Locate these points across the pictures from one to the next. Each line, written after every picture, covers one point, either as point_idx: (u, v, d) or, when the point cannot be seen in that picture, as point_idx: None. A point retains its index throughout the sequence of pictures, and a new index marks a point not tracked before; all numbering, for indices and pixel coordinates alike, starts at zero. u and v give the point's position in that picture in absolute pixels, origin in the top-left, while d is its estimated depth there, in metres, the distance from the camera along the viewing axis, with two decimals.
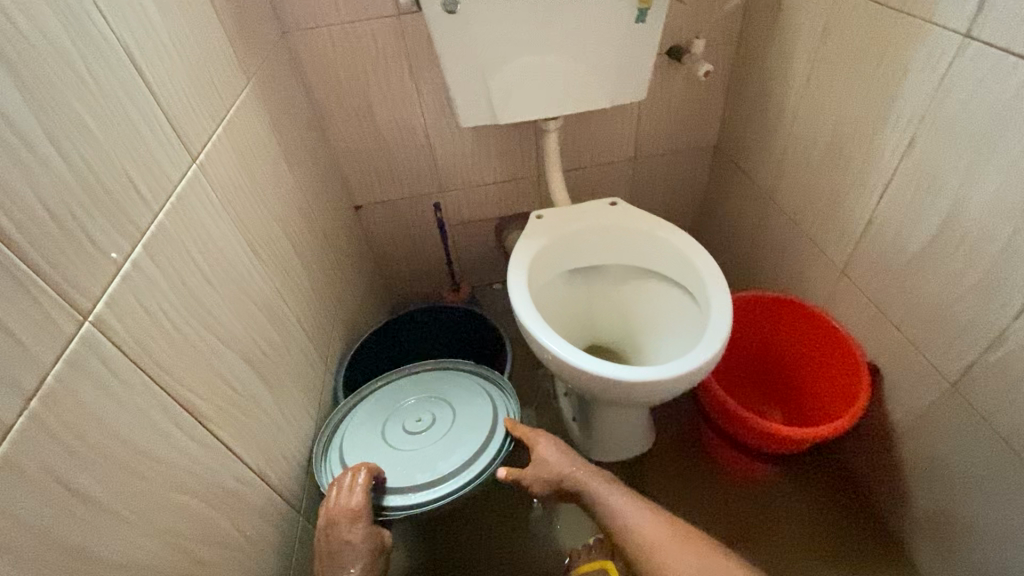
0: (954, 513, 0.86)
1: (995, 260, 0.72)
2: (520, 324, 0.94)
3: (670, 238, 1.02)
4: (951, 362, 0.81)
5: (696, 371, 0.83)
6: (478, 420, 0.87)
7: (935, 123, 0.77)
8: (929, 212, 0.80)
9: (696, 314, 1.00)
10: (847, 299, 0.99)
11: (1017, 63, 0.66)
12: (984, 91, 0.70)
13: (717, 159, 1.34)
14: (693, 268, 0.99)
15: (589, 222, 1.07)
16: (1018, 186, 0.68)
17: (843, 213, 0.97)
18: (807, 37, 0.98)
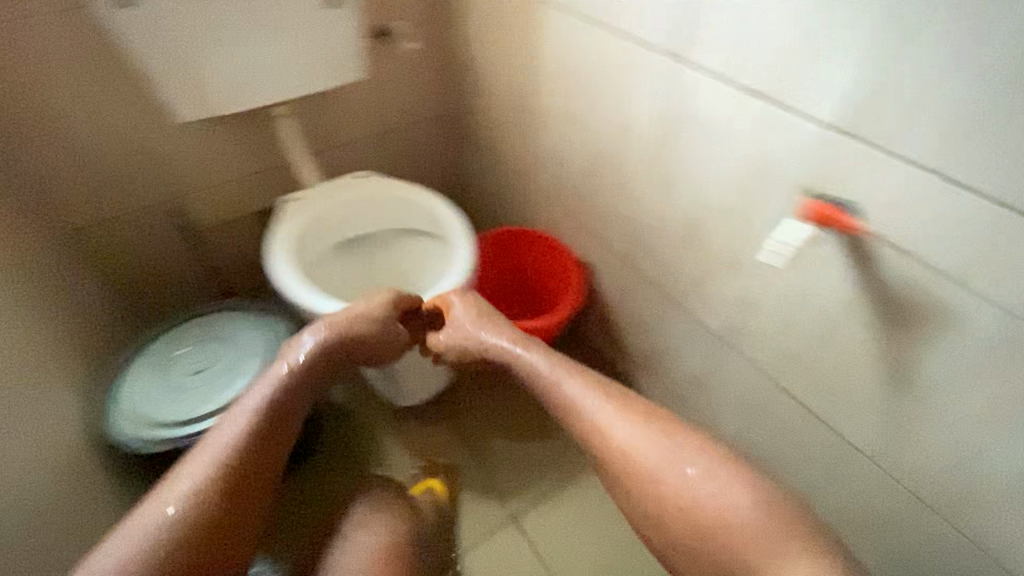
0: (653, 357, 1.17)
1: (625, 171, 1.00)
2: (292, 297, 0.99)
3: (416, 197, 1.16)
4: (625, 249, 1.10)
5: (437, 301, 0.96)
6: (260, 347, 0.97)
7: (567, 78, 1.04)
8: (580, 144, 1.08)
9: (444, 253, 1.16)
10: (565, 222, 1.25)
11: (599, 30, 0.92)
12: (589, 52, 0.96)
13: (456, 129, 1.50)
14: (438, 218, 1.14)
15: (336, 195, 1.15)
16: (622, 116, 0.96)
17: (542, 156, 1.21)
18: (483, 19, 1.19)
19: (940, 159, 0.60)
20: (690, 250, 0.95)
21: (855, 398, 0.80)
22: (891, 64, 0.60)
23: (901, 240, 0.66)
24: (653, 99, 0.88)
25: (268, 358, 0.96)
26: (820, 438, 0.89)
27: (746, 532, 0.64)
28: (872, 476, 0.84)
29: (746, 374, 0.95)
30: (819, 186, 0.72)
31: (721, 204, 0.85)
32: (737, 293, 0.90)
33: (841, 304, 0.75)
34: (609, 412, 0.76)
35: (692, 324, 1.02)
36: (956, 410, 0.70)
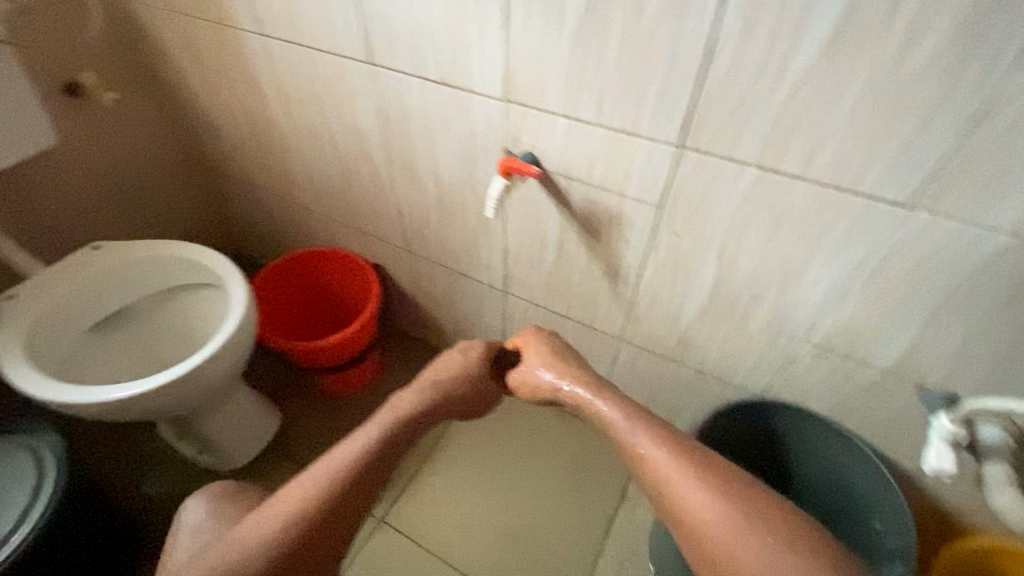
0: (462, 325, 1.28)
1: (370, 170, 1.07)
2: (45, 399, 0.88)
3: (169, 250, 1.09)
4: (399, 241, 1.17)
5: (218, 353, 0.96)
6: (25, 469, 0.87)
7: (287, 97, 1.07)
8: (325, 155, 1.11)
9: (219, 299, 1.12)
10: (340, 232, 1.26)
11: (296, 48, 0.96)
12: (297, 69, 1.00)
13: (201, 170, 1.42)
14: (201, 264, 1.09)
15: (63, 277, 1.02)
16: (347, 121, 1.01)
17: (295, 175, 1.22)
18: (182, 54, 1.14)
19: (564, 105, 0.74)
20: (449, 223, 1.05)
21: (603, 303, 0.98)
22: (501, 40, 0.73)
23: (572, 171, 0.81)
24: (366, 101, 0.95)
25: (42, 474, 0.87)
26: (599, 340, 1.07)
27: (737, 538, 0.48)
28: (637, 355, 1.03)
29: (531, 311, 1.11)
30: (509, 143, 0.83)
31: (454, 178, 0.95)
32: (499, 247, 1.03)
33: (567, 231, 0.91)
34: (673, 467, 0.54)
35: (477, 285, 1.14)
36: (655, 285, 0.89)
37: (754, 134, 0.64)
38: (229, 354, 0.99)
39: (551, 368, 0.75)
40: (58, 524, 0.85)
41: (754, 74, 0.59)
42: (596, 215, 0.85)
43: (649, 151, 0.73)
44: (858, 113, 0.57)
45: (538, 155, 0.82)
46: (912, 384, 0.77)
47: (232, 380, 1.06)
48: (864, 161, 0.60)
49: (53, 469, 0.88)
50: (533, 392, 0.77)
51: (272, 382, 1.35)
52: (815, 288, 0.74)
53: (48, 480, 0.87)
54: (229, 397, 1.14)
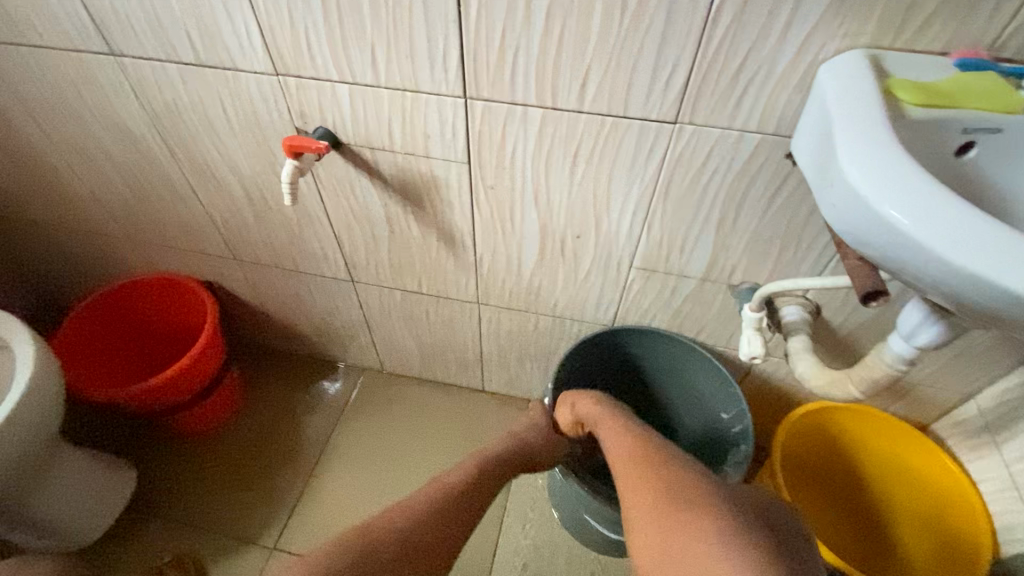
0: (323, 326, 1.21)
1: (163, 179, 0.94)
2: None
3: None
4: (226, 250, 1.06)
5: (4, 430, 0.81)
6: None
7: (31, 110, 0.89)
8: (104, 171, 0.96)
9: (7, 360, 0.94)
10: (155, 255, 1.12)
11: (17, 49, 0.80)
12: (29, 75, 0.84)
13: None
14: None
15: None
16: (114, 127, 0.87)
17: (77, 200, 1.04)
18: None
19: (337, 72, 0.69)
20: (270, 220, 0.97)
21: (450, 271, 0.97)
22: (248, 9, 0.65)
23: (372, 141, 0.77)
24: (125, 100, 0.82)
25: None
26: (458, 309, 1.06)
27: (673, 541, 0.49)
28: (497, 315, 1.04)
29: (386, 294, 1.07)
30: (298, 122, 0.77)
31: (257, 171, 0.87)
32: (330, 236, 0.97)
33: (392, 207, 0.87)
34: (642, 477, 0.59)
35: (324, 280, 1.07)
36: (489, 243, 0.89)
37: (525, 73, 0.63)
38: (21, 428, 0.84)
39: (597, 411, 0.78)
40: None
41: (506, 11, 0.58)
42: (412, 184, 0.82)
43: (436, 108, 0.70)
44: (608, 37, 0.59)
45: (331, 129, 0.77)
46: (724, 284, 0.84)
47: (44, 447, 0.91)
48: (626, 84, 0.62)
49: None
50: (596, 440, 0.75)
51: (115, 440, 1.18)
52: (624, 215, 0.77)
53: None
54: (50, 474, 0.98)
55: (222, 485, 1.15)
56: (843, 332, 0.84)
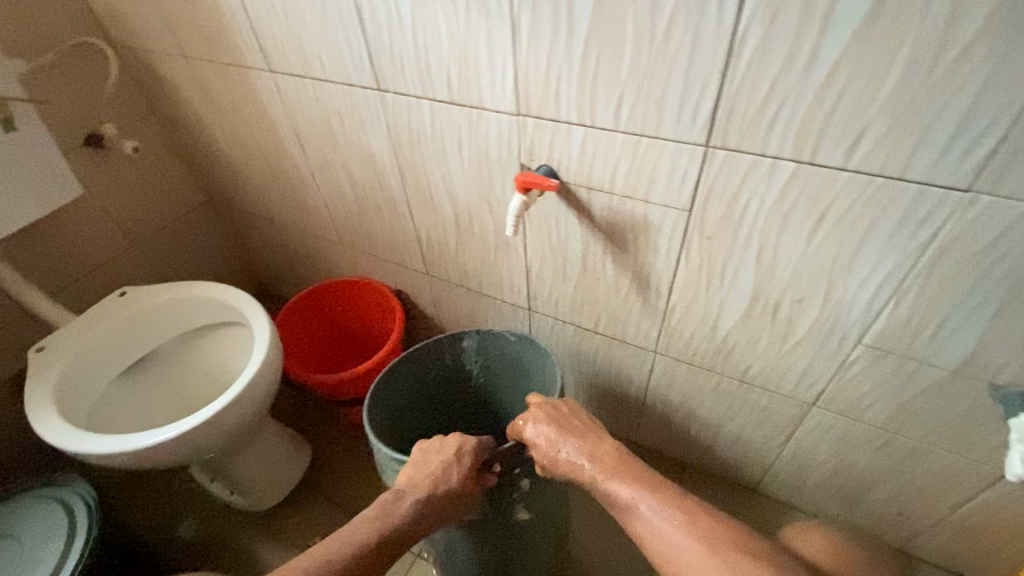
0: None
1: (386, 196, 1.06)
2: (73, 452, 0.87)
3: (193, 290, 1.09)
4: (420, 264, 1.15)
5: (236, 400, 0.94)
6: (55, 513, 0.89)
7: (299, 131, 1.07)
8: (340, 186, 1.11)
9: (246, 337, 1.11)
10: (361, 260, 1.26)
11: (304, 83, 0.96)
12: (306, 104, 1.00)
13: (222, 211, 1.44)
14: (224, 302, 1.08)
15: (85, 330, 1.02)
16: (359, 151, 1.01)
17: (311, 208, 1.22)
18: (195, 99, 1.16)
19: (577, 114, 0.72)
20: (468, 243, 1.03)
21: (633, 315, 0.94)
22: (510, 55, 0.71)
23: (592, 181, 0.78)
24: (375, 129, 0.94)
25: (73, 516, 0.89)
26: (631, 356, 1.02)
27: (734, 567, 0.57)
28: (673, 368, 0.99)
29: (558, 327, 1.07)
30: (525, 158, 0.81)
31: (471, 198, 0.94)
32: (520, 266, 1.00)
33: (592, 246, 0.88)
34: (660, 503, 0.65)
35: (501, 304, 1.11)
36: (687, 295, 0.85)
37: (785, 125, 0.60)
38: (246, 400, 0.96)
39: (551, 431, 0.77)
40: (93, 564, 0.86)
41: (783, 62, 0.56)
42: (620, 226, 0.82)
43: (672, 155, 0.69)
44: (905, 93, 0.53)
45: (555, 167, 0.79)
46: (983, 382, 0.70)
47: (257, 417, 1.04)
48: (914, 145, 0.55)
49: (84, 514, 0.89)
50: (543, 464, 0.77)
51: (299, 415, 1.33)
52: (865, 285, 0.68)
53: (80, 518, 0.88)
54: (250, 442, 1.11)
55: (380, 479, 1.22)
56: None
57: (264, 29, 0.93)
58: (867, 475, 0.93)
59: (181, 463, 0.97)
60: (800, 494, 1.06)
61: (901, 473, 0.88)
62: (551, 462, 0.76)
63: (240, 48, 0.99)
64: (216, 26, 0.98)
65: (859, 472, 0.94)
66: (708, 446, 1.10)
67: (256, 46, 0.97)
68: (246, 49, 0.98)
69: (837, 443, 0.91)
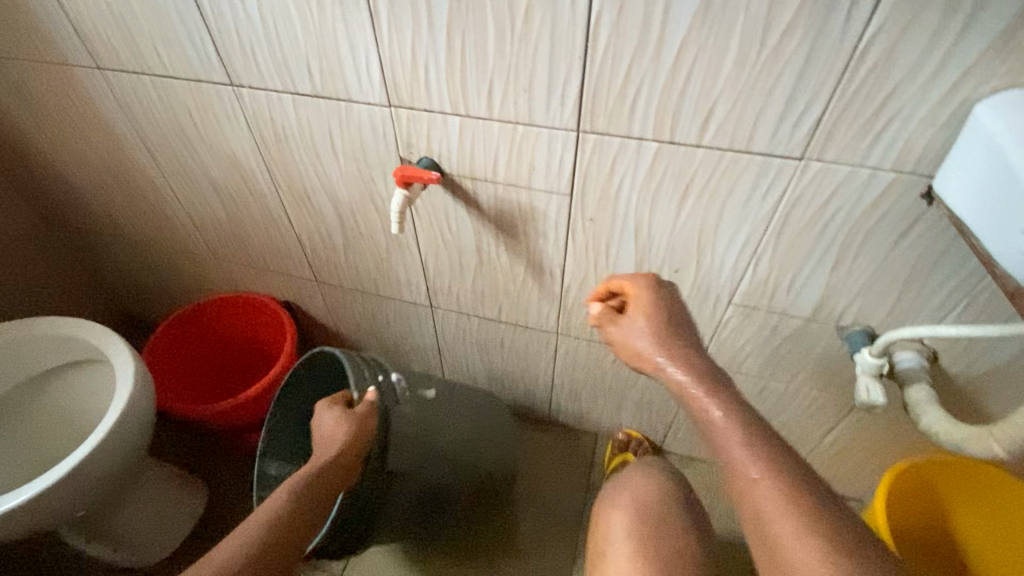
0: (391, 348, 1.21)
1: (257, 201, 0.97)
2: None
3: (29, 328, 0.93)
4: (306, 270, 1.08)
5: (99, 450, 0.83)
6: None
7: (144, 135, 0.94)
8: (204, 194, 1.00)
9: (106, 373, 0.97)
10: (240, 272, 1.15)
11: (141, 79, 0.85)
12: (147, 103, 0.88)
13: (61, 230, 1.24)
14: (72, 337, 0.94)
15: None
16: (219, 153, 0.91)
17: (173, 220, 1.09)
18: (4, 102, 0.98)
19: (451, 104, 0.70)
20: (358, 244, 0.98)
21: (531, 299, 0.95)
22: (372, 44, 0.67)
23: (475, 172, 0.77)
24: (234, 129, 0.86)
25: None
26: (535, 340, 1.04)
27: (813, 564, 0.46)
28: (576, 347, 1.02)
29: (460, 319, 1.06)
30: (404, 152, 0.78)
31: (354, 197, 0.89)
32: (416, 262, 0.97)
33: (484, 235, 0.87)
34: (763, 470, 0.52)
35: (400, 302, 1.07)
36: (579, 275, 0.87)
37: (645, 107, 0.63)
38: (115, 447, 0.85)
39: (651, 326, 0.63)
40: None
41: (635, 47, 0.58)
42: (509, 215, 0.82)
43: (547, 141, 0.70)
44: (743, 74, 0.57)
45: (435, 159, 0.77)
46: (832, 325, 0.80)
47: (131, 462, 0.92)
48: (753, 122, 0.61)
49: None
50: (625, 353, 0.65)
51: (186, 451, 1.20)
52: (730, 252, 0.75)
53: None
54: (127, 494, 0.99)
55: None
56: (963, 385, 0.79)
57: (82, 18, 0.80)
58: None
59: (39, 530, 0.83)
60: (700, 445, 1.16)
61: (778, 413, 0.99)
62: (636, 356, 0.64)
63: (55, 41, 0.84)
64: (17, 15, 0.82)
65: None
66: (615, 413, 1.16)
67: (75, 38, 0.83)
68: (62, 41, 0.84)
69: None
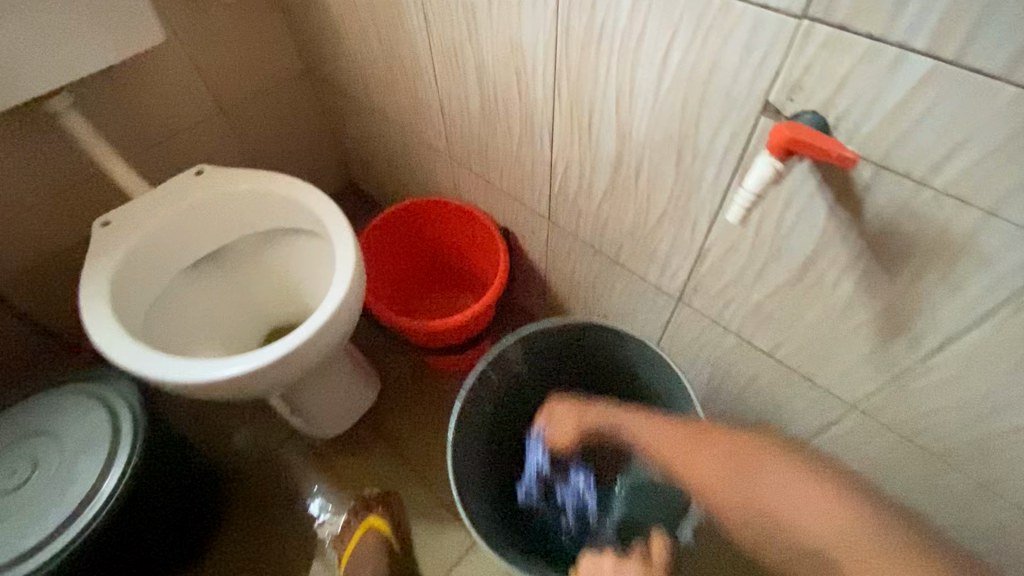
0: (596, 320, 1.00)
1: (521, 107, 0.78)
2: (132, 366, 0.73)
3: (274, 186, 0.90)
4: (541, 203, 0.90)
5: (302, 346, 0.76)
6: (97, 412, 0.77)
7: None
8: (466, 83, 0.84)
9: (328, 253, 0.93)
10: (467, 181, 1.02)
11: None
12: None
13: (319, 85, 1.21)
14: (307, 209, 0.89)
15: (152, 211, 0.87)
16: (501, 38, 0.72)
17: (422, 103, 0.97)
18: None
19: (934, 38, 0.40)
20: (621, 200, 0.75)
21: (841, 355, 0.65)
22: None
23: (895, 160, 0.46)
24: (532, 8, 0.65)
25: (117, 422, 0.76)
26: (807, 400, 0.74)
27: None
28: (871, 433, 0.70)
29: (708, 333, 0.80)
30: (779, 96, 0.50)
31: (651, 139, 0.64)
32: (690, 247, 0.71)
33: (829, 252, 0.57)
34: None
35: (637, 281, 0.84)
36: (969, 362, 0.54)
37: None
38: (320, 342, 0.79)
39: None
40: (140, 484, 0.75)
41: None
42: (905, 241, 0.50)
43: None
44: None
45: (831, 120, 0.48)
46: None
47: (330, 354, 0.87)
48: None
49: (132, 426, 0.76)
50: None
51: (368, 340, 1.19)
52: None
53: (125, 424, 0.76)
54: (314, 376, 0.96)
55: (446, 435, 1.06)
56: None
57: None
58: None
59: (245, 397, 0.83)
60: None
61: None
62: None
63: None
64: None
65: None
66: None
67: None
68: None
69: None
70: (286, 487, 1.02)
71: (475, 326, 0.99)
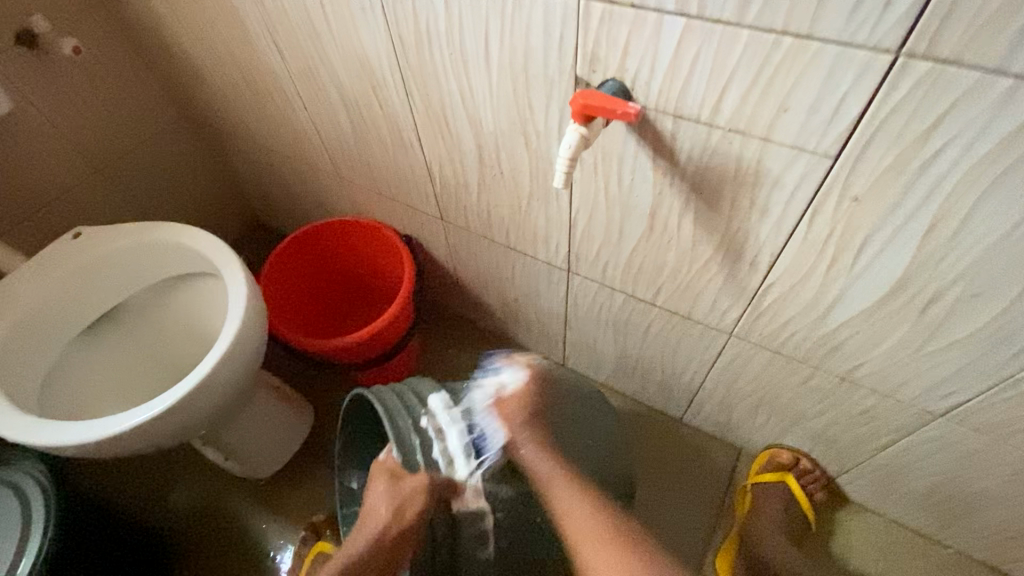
0: (509, 305, 1.05)
1: (385, 118, 0.82)
2: (30, 441, 0.71)
3: (157, 235, 0.89)
4: (430, 205, 0.93)
5: (205, 385, 0.77)
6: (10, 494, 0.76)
7: (272, 27, 0.80)
8: (331, 103, 0.87)
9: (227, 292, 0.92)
10: (360, 195, 1.04)
11: None
12: None
13: (197, 127, 1.20)
14: (196, 251, 0.88)
15: (29, 282, 0.84)
16: (349, 56, 0.75)
17: (298, 129, 0.99)
18: None
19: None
20: (493, 187, 0.80)
21: (704, 290, 0.72)
22: None
23: (684, 108, 0.53)
24: (367, 23, 0.68)
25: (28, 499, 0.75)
26: (694, 337, 0.81)
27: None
28: (750, 354, 0.78)
29: (600, 295, 0.86)
30: (585, 70, 0.56)
31: (499, 126, 0.69)
32: (560, 218, 0.77)
33: (665, 200, 0.63)
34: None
35: (530, 260, 0.89)
36: (795, 274, 0.62)
37: None
38: (226, 378, 0.79)
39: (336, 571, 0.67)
40: (66, 551, 0.74)
41: None
42: (716, 177, 0.57)
43: (834, 71, 0.44)
44: None
45: (629, 84, 0.54)
46: None
47: (244, 389, 0.87)
48: None
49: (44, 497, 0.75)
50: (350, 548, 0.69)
51: (300, 371, 1.18)
52: None
53: (36, 506, 0.75)
54: (237, 415, 0.96)
55: None
56: None
57: None
58: (984, 494, 0.75)
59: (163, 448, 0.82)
60: (881, 500, 0.90)
61: None
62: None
63: None
64: None
65: (974, 486, 0.75)
66: (773, 435, 0.92)
67: None
68: None
69: (958, 458, 0.73)
70: (233, 528, 1.01)
71: (397, 333, 1.01)
